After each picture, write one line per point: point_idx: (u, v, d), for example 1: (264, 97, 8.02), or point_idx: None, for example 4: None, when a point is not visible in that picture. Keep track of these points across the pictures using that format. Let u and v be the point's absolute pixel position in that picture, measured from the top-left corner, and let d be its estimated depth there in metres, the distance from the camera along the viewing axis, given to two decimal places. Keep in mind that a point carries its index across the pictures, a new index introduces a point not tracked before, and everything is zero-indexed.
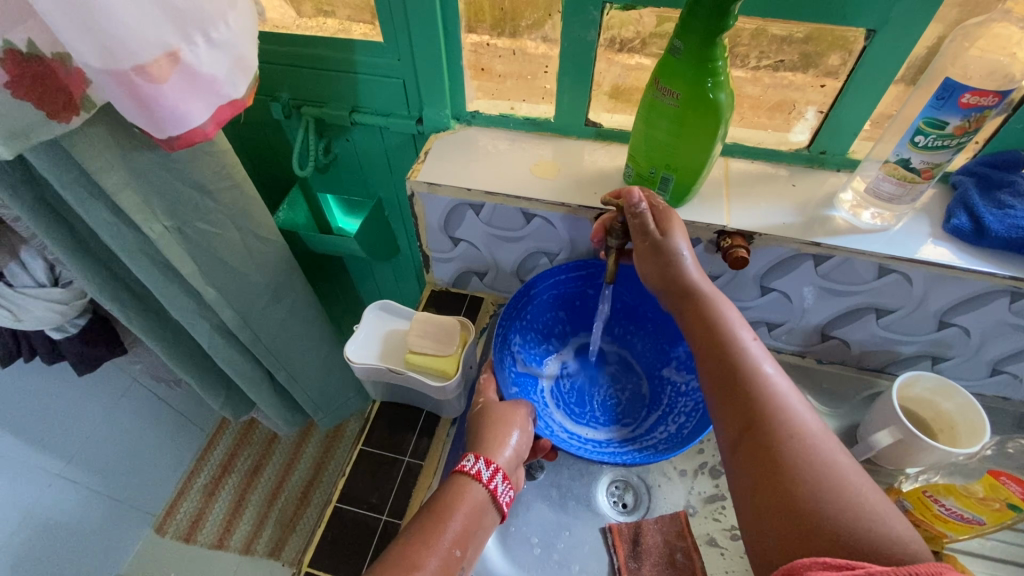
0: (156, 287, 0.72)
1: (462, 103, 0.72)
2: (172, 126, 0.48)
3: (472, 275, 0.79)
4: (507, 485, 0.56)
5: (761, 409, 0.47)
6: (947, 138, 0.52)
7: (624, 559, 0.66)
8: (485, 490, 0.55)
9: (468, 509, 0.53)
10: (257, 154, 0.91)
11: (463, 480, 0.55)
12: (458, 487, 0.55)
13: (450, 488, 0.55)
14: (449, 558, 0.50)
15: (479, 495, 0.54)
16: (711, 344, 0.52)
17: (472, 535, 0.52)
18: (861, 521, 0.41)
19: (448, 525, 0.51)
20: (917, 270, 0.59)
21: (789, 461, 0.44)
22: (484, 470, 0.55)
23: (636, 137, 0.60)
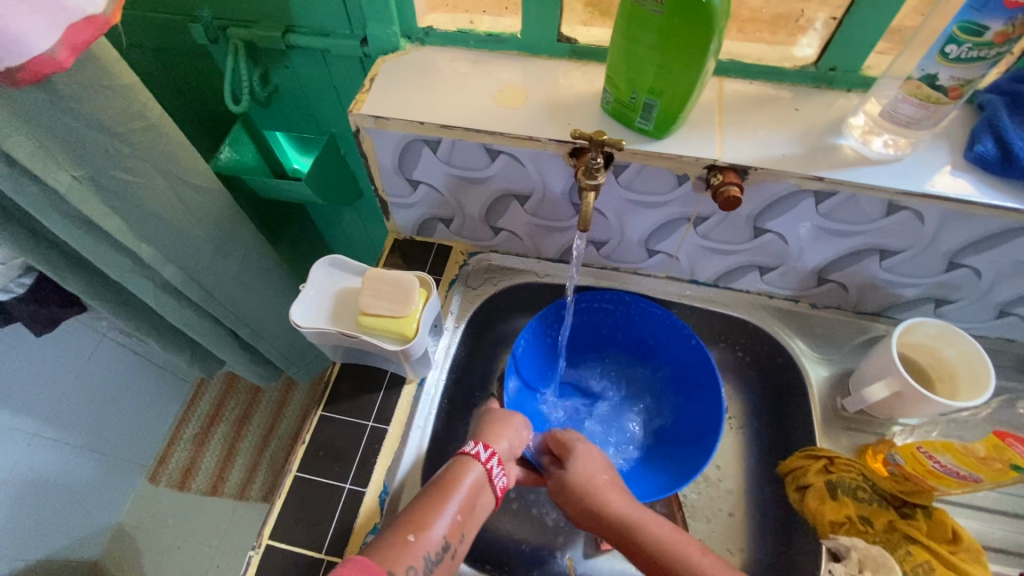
0: (81, 245, 0.64)
1: (413, 18, 0.61)
2: (9, 55, 0.39)
3: (437, 222, 0.71)
4: (501, 470, 0.54)
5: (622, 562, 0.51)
6: (984, 47, 0.43)
7: None
8: (484, 477, 0.52)
9: (466, 493, 0.51)
10: (190, 87, 0.80)
11: (467, 463, 0.53)
12: (459, 469, 0.52)
13: (451, 470, 0.52)
14: (449, 530, 0.48)
15: (476, 479, 0.52)
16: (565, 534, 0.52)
17: (474, 506, 0.51)
18: None
19: (452, 491, 0.50)
20: (930, 206, 0.52)
21: None
22: (489, 458, 0.53)
23: (615, 54, 0.51)
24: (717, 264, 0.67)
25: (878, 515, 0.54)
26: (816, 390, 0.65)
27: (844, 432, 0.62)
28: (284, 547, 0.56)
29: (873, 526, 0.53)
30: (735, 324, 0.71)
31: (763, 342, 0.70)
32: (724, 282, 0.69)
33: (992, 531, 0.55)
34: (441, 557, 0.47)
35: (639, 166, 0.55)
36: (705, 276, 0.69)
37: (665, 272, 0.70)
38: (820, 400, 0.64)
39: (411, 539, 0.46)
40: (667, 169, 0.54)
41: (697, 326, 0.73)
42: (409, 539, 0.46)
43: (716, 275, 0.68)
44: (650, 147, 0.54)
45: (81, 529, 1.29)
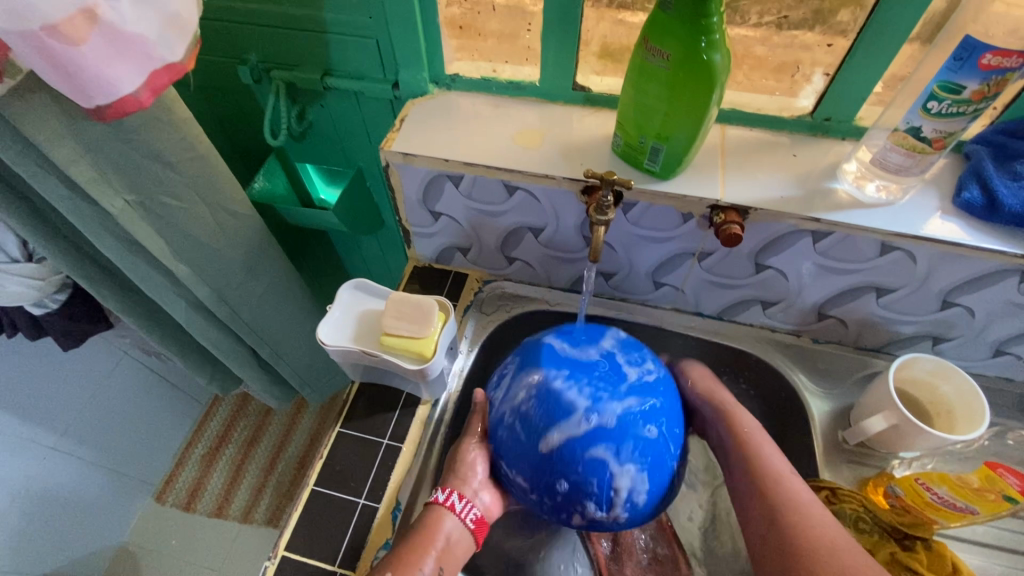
0: (124, 263, 0.69)
1: (441, 65, 0.67)
2: (99, 95, 0.44)
3: (455, 251, 0.75)
4: (467, 503, 0.58)
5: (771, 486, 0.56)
6: (963, 104, 0.47)
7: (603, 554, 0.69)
8: (456, 520, 0.57)
9: (442, 536, 0.56)
10: (231, 120, 0.86)
11: (434, 510, 0.58)
12: (429, 518, 0.57)
13: (423, 518, 0.57)
14: (429, 570, 0.53)
15: (447, 524, 0.57)
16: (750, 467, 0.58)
17: (446, 548, 0.55)
18: (798, 525, 0.52)
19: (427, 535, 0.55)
20: (921, 247, 0.55)
21: (795, 545, 0.51)
22: (449, 497, 0.58)
23: (625, 103, 0.56)
24: (722, 298, 0.70)
25: (878, 546, 0.56)
26: (818, 423, 0.67)
27: (845, 464, 0.64)
28: (298, 559, 0.58)
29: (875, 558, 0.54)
30: (738, 357, 0.73)
31: (766, 375, 0.72)
32: (728, 315, 0.72)
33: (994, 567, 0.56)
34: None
35: (647, 204, 0.59)
36: (710, 309, 0.72)
37: (671, 304, 0.73)
38: (822, 433, 0.66)
39: None
40: (673, 208, 0.59)
41: (704, 359, 0.76)
42: None
43: (720, 308, 0.72)
44: (657, 186, 0.58)
45: (87, 545, 1.30)
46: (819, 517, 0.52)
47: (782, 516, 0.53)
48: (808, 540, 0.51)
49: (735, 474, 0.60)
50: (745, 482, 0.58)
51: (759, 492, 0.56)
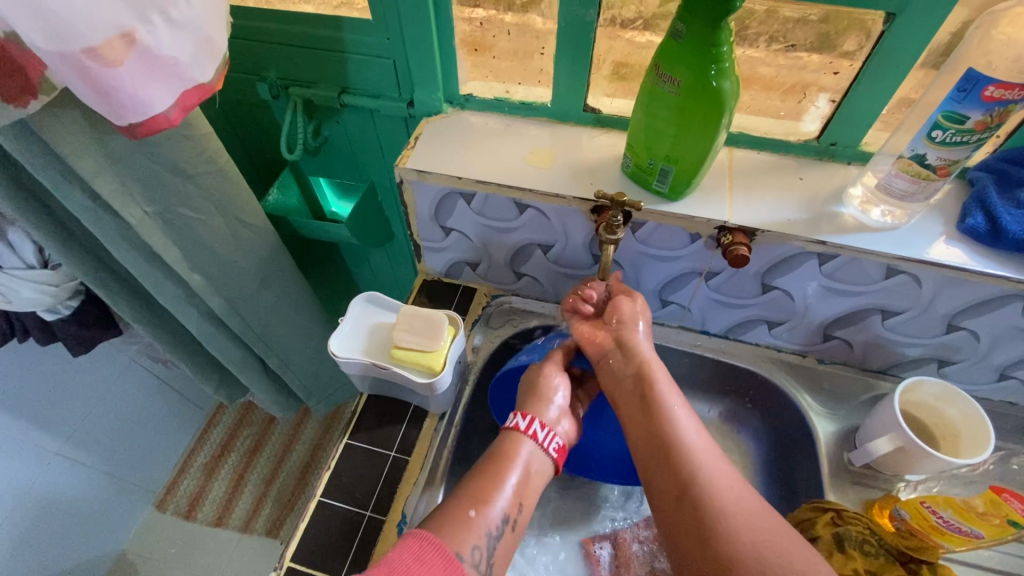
0: (140, 273, 0.70)
1: (455, 85, 0.69)
2: (134, 113, 0.46)
3: (465, 266, 0.76)
4: (547, 432, 0.57)
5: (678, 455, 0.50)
6: (967, 133, 0.49)
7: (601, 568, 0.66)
8: (536, 445, 0.56)
9: (521, 463, 0.54)
10: (247, 134, 0.88)
11: (514, 437, 0.56)
12: (508, 443, 0.55)
13: (501, 445, 0.55)
14: (508, 505, 0.51)
15: (528, 449, 0.55)
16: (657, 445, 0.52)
17: (528, 481, 0.54)
18: (716, 504, 0.47)
19: (509, 466, 0.53)
20: (926, 271, 0.56)
21: (713, 529, 0.46)
22: (531, 425, 0.57)
23: (635, 125, 0.57)
24: (728, 317, 0.70)
25: (884, 570, 0.54)
26: (824, 444, 0.67)
27: (851, 486, 0.64)
28: (304, 571, 0.58)
29: None
30: (744, 376, 0.74)
31: (772, 395, 0.72)
32: (734, 334, 0.73)
33: None
34: (504, 527, 0.49)
35: (655, 224, 0.60)
36: (715, 328, 0.73)
37: (677, 322, 0.74)
38: (827, 455, 0.66)
39: (473, 514, 0.49)
40: (681, 228, 0.60)
41: (710, 377, 0.76)
42: (471, 514, 0.49)
43: (726, 327, 0.72)
44: (665, 207, 0.59)
45: (87, 552, 1.29)
46: (730, 490, 0.48)
47: (693, 489, 0.48)
48: (717, 518, 0.46)
49: (640, 437, 0.54)
50: (651, 463, 0.52)
51: (669, 463, 0.50)
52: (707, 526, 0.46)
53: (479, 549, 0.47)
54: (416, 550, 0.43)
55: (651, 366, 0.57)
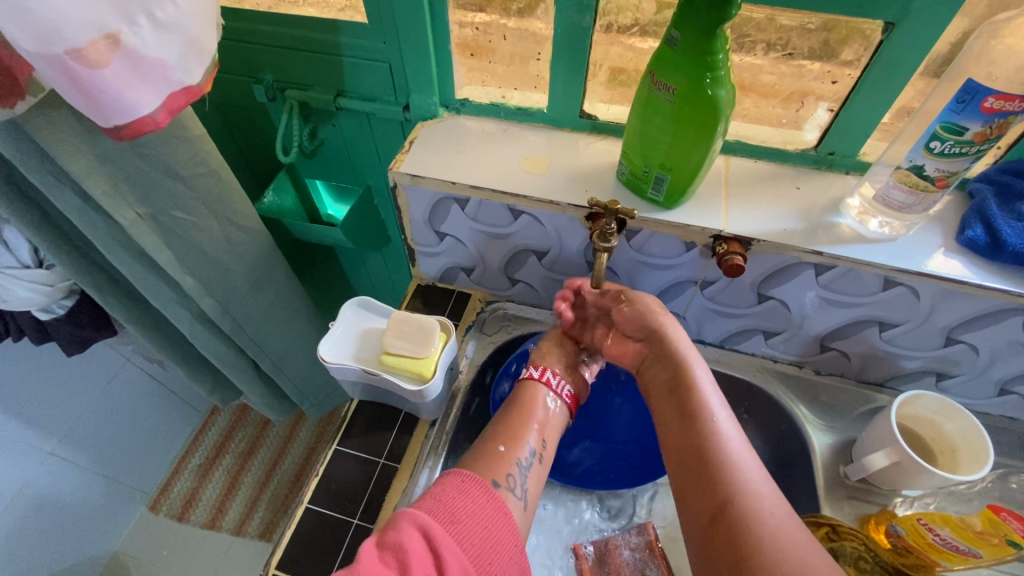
0: (132, 274, 0.69)
1: (451, 89, 0.68)
2: (119, 116, 0.46)
3: (459, 271, 0.76)
4: (560, 379, 0.62)
5: (711, 458, 0.50)
6: (965, 145, 0.48)
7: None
8: (552, 393, 0.61)
9: (541, 406, 0.59)
10: (244, 136, 0.88)
11: (531, 387, 0.61)
12: (526, 392, 0.60)
13: (519, 394, 0.61)
14: (535, 440, 0.56)
15: (547, 396, 0.60)
16: (691, 446, 0.51)
17: (548, 420, 0.59)
18: (746, 513, 0.45)
19: (530, 411, 0.59)
20: (924, 283, 0.55)
21: (740, 536, 0.44)
22: (543, 373, 0.62)
23: (630, 133, 0.56)
24: (723, 327, 0.70)
25: None
26: (820, 457, 0.66)
27: (847, 500, 0.63)
28: None
29: None
30: (740, 386, 0.73)
31: (768, 406, 0.71)
32: (730, 343, 0.72)
33: None
34: (533, 460, 0.55)
35: (650, 232, 0.60)
36: (711, 337, 0.72)
37: None
38: (823, 468, 0.65)
39: (503, 449, 0.54)
40: (676, 237, 0.59)
41: None
42: (501, 448, 0.54)
43: (722, 336, 0.71)
44: (660, 215, 0.58)
45: (78, 553, 1.28)
46: (767, 504, 0.46)
47: (728, 500, 0.47)
48: (752, 531, 0.44)
49: (675, 443, 0.53)
50: (683, 463, 0.51)
51: (703, 468, 0.49)
52: (733, 532, 0.45)
53: (514, 476, 0.52)
54: (460, 486, 0.48)
55: (692, 368, 0.57)
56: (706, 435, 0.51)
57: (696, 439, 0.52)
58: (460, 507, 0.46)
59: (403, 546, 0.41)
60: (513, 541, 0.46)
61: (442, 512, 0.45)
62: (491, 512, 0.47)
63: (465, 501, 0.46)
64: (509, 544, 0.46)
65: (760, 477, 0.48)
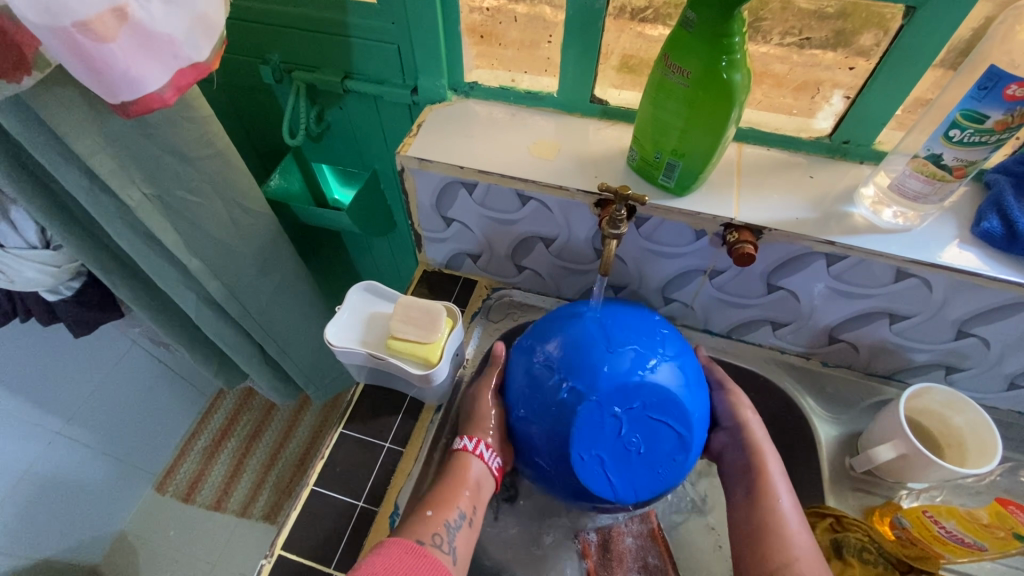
0: (139, 255, 0.69)
1: (460, 73, 0.67)
2: (126, 92, 0.45)
3: (466, 257, 0.75)
4: (493, 452, 0.60)
5: (768, 531, 0.56)
6: (985, 133, 0.47)
7: (594, 565, 0.65)
8: (484, 465, 0.60)
9: (472, 481, 0.58)
10: (251, 118, 0.87)
11: (462, 458, 0.59)
12: (455, 463, 0.59)
13: (451, 465, 0.60)
14: (466, 504, 0.56)
15: (476, 466, 0.59)
16: (751, 528, 0.57)
17: (479, 488, 0.59)
18: (786, 559, 0.53)
19: (462, 477, 0.58)
20: (938, 275, 0.54)
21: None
22: (476, 446, 0.60)
23: (642, 118, 0.55)
24: (731, 317, 0.69)
25: None
26: (825, 448, 0.66)
27: (851, 492, 0.63)
28: (295, 559, 0.58)
29: None
30: (746, 377, 0.73)
31: (774, 397, 0.71)
32: (737, 334, 0.72)
33: None
34: (462, 522, 0.55)
35: (660, 220, 0.59)
36: (719, 327, 0.72)
37: (680, 320, 0.73)
38: (829, 460, 0.65)
39: (430, 514, 0.55)
40: (686, 225, 0.58)
41: None
42: (428, 513, 0.55)
43: (729, 327, 0.71)
44: (672, 203, 0.58)
45: (87, 531, 1.30)
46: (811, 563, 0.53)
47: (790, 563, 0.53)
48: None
49: (739, 526, 0.59)
50: (744, 546, 0.57)
51: (761, 535, 0.56)
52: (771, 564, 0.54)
53: (441, 535, 0.53)
54: (376, 550, 0.50)
55: (763, 457, 0.61)
56: (768, 510, 0.57)
57: (766, 508, 0.58)
58: (378, 564, 0.48)
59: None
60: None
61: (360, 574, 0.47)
62: (410, 560, 0.49)
63: (384, 558, 0.48)
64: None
65: (810, 549, 0.54)
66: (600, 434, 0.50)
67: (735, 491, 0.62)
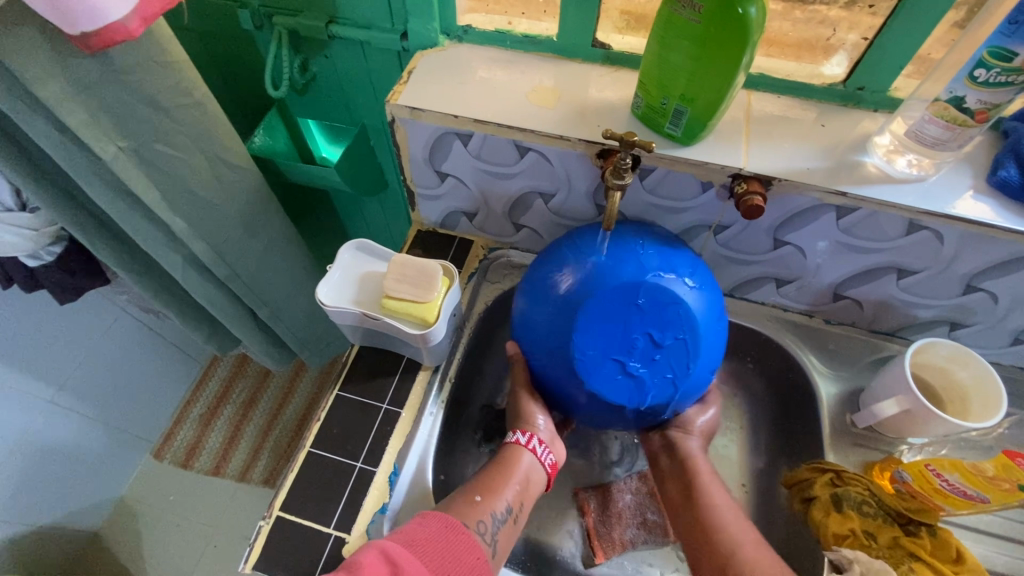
0: (119, 215, 0.66)
1: (453, 15, 0.63)
2: (87, 20, 0.43)
3: (461, 215, 0.73)
4: (546, 447, 0.60)
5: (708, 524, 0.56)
6: (1012, 73, 0.44)
7: (594, 523, 0.65)
8: (534, 459, 0.59)
9: (521, 475, 0.57)
10: (232, 70, 0.83)
11: (514, 450, 0.59)
12: (507, 454, 0.59)
13: (502, 454, 0.60)
14: (513, 498, 0.55)
15: (529, 461, 0.59)
16: (693, 522, 0.57)
17: (528, 489, 0.57)
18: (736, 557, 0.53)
19: (512, 470, 0.57)
20: (951, 227, 0.52)
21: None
22: (529, 440, 0.59)
23: (648, 60, 0.52)
24: (735, 274, 0.68)
25: (881, 530, 0.55)
26: (826, 404, 0.66)
27: (852, 447, 0.63)
28: (294, 519, 0.57)
29: (877, 541, 0.55)
30: (748, 336, 0.72)
31: (776, 355, 0.70)
32: (740, 292, 0.70)
33: (994, 555, 0.57)
34: (507, 516, 0.54)
35: (665, 171, 0.56)
36: (723, 285, 0.70)
37: None
38: (829, 416, 0.65)
39: (477, 499, 0.54)
40: (692, 176, 0.56)
41: None
42: (477, 497, 0.54)
43: (733, 284, 0.69)
44: (678, 152, 0.55)
45: (86, 498, 1.31)
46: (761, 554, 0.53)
47: (728, 562, 0.53)
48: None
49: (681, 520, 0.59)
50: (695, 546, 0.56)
51: (705, 533, 0.56)
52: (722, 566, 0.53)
53: (484, 522, 0.52)
54: (418, 519, 0.49)
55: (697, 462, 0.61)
56: (708, 507, 0.57)
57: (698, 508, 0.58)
58: (418, 533, 0.47)
59: (361, 562, 0.42)
60: (475, 557, 0.48)
61: (401, 537, 0.46)
62: (450, 537, 0.48)
63: (425, 530, 0.47)
64: (470, 561, 0.47)
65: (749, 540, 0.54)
66: (613, 363, 0.50)
67: (669, 488, 0.62)
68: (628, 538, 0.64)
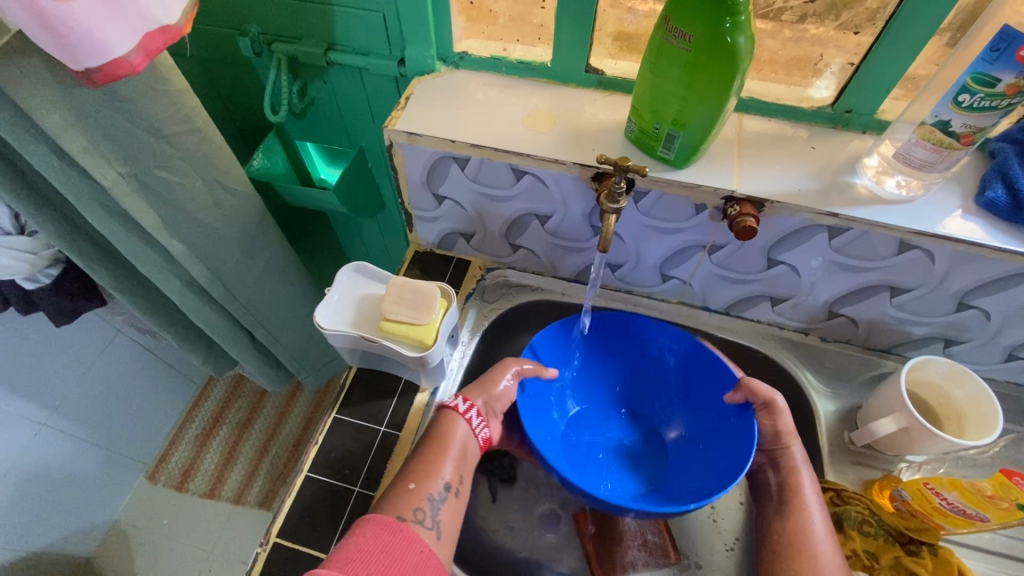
0: (119, 240, 0.66)
1: (449, 42, 0.64)
2: (89, 56, 0.44)
3: (458, 237, 0.73)
4: (479, 418, 0.59)
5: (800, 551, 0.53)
6: (996, 98, 0.46)
7: (593, 544, 0.63)
8: (468, 429, 0.58)
9: (456, 444, 0.57)
10: (232, 95, 0.84)
11: (450, 418, 0.58)
12: (445, 426, 0.58)
13: (439, 428, 0.58)
14: (451, 474, 0.55)
15: (464, 432, 0.58)
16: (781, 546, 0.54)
17: (466, 460, 0.57)
18: None
19: (446, 449, 0.56)
20: (941, 247, 0.53)
21: None
22: (468, 409, 0.58)
23: (640, 85, 0.53)
24: (730, 293, 0.68)
25: (883, 550, 0.55)
26: (824, 422, 0.66)
27: (852, 466, 0.63)
28: (291, 546, 0.57)
29: (880, 561, 0.55)
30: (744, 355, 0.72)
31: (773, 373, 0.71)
32: (735, 311, 0.71)
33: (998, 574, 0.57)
34: (446, 494, 0.54)
35: (659, 194, 0.57)
36: (719, 303, 0.70)
37: (678, 297, 0.72)
38: (828, 435, 0.65)
39: (411, 486, 0.53)
40: (686, 198, 0.57)
41: None
42: (410, 486, 0.53)
43: (729, 303, 0.70)
44: (670, 174, 0.56)
45: (78, 523, 1.28)
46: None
47: None
48: None
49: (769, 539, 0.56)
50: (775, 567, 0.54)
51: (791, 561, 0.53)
52: None
53: (422, 510, 0.52)
54: (351, 535, 0.48)
55: (799, 475, 0.57)
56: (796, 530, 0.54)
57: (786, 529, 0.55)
58: (353, 552, 0.46)
59: None
60: (417, 551, 0.48)
61: (336, 564, 0.45)
62: (385, 538, 0.48)
63: (362, 544, 0.47)
64: (412, 555, 0.47)
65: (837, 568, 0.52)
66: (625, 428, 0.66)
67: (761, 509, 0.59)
68: (629, 560, 0.63)
